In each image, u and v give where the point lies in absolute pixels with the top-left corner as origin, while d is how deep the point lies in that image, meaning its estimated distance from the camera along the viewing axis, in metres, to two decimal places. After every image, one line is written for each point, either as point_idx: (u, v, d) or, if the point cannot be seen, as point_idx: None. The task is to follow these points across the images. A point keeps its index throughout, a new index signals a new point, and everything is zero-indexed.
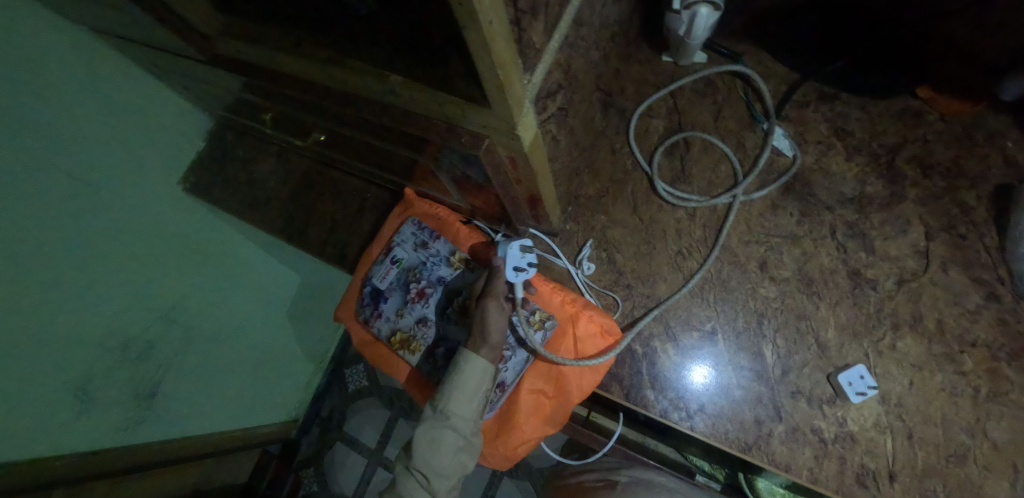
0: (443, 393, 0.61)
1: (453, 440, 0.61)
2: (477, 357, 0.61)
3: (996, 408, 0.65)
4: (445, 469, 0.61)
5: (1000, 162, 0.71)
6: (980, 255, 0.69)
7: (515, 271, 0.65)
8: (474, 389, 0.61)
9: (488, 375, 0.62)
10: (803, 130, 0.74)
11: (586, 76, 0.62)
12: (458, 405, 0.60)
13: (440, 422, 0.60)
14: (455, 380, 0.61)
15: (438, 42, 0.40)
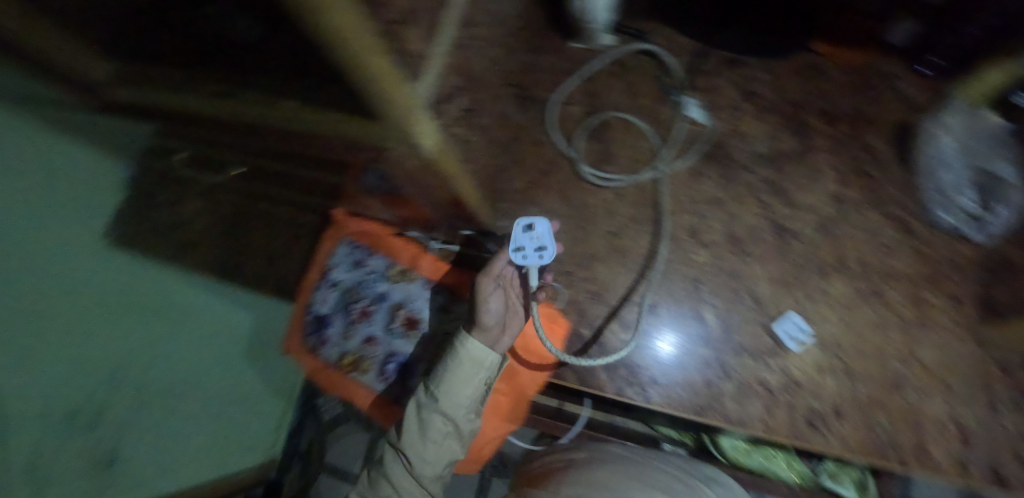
0: (438, 377, 0.66)
1: (441, 423, 0.66)
2: (473, 343, 0.65)
3: (922, 333, 0.69)
4: (431, 446, 0.67)
5: (897, 103, 0.75)
6: (890, 192, 0.73)
7: (519, 252, 0.65)
8: (468, 375, 0.65)
9: (485, 362, 0.65)
10: (714, 97, 0.77)
11: (489, 74, 0.62)
12: (447, 389, 0.65)
13: (430, 403, 0.66)
14: (449, 365, 0.65)
15: None
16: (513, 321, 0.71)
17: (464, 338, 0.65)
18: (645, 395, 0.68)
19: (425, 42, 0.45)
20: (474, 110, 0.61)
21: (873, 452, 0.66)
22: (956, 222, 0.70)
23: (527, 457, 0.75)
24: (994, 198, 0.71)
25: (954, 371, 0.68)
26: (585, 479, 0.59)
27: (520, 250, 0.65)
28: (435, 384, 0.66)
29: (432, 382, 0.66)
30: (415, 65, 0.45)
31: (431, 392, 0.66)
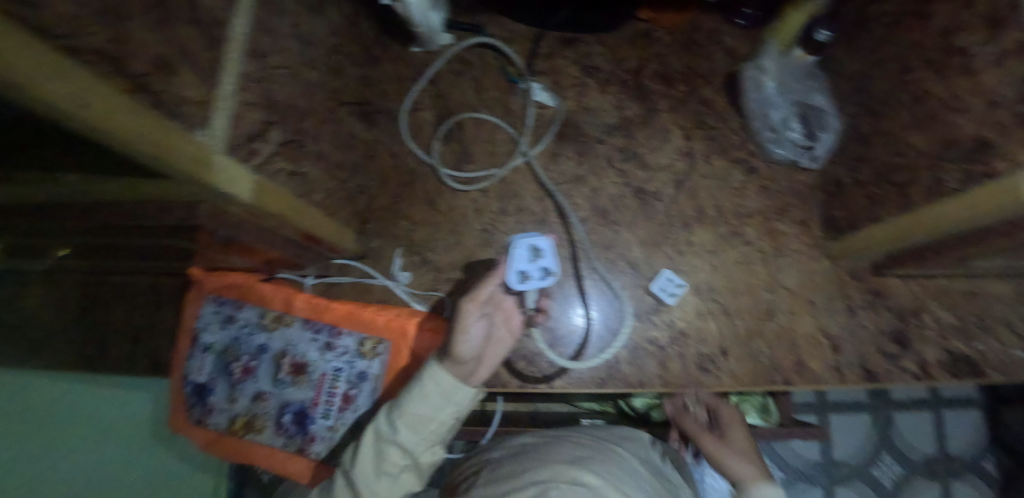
0: (401, 406, 0.55)
1: (394, 460, 0.56)
2: (444, 376, 0.55)
3: (783, 261, 0.75)
4: (382, 485, 0.56)
5: (721, 55, 0.81)
6: (730, 138, 0.78)
7: (519, 275, 0.63)
8: (435, 408, 0.55)
9: (456, 396, 0.56)
10: (557, 78, 0.79)
11: (312, 99, 0.61)
12: (411, 423, 0.55)
13: (388, 436, 0.55)
14: (414, 395, 0.55)
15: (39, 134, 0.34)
16: (494, 351, 0.62)
17: (433, 367, 0.55)
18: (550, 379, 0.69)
19: (200, 83, 0.43)
20: (302, 140, 0.59)
21: (763, 380, 0.71)
22: (789, 154, 0.76)
23: (457, 465, 0.72)
24: (817, 125, 0.75)
25: (815, 288, 0.74)
26: (497, 481, 0.56)
27: (525, 274, 0.63)
28: (398, 415, 0.55)
29: (392, 411, 0.56)
30: (190, 109, 0.42)
31: (389, 422, 0.56)
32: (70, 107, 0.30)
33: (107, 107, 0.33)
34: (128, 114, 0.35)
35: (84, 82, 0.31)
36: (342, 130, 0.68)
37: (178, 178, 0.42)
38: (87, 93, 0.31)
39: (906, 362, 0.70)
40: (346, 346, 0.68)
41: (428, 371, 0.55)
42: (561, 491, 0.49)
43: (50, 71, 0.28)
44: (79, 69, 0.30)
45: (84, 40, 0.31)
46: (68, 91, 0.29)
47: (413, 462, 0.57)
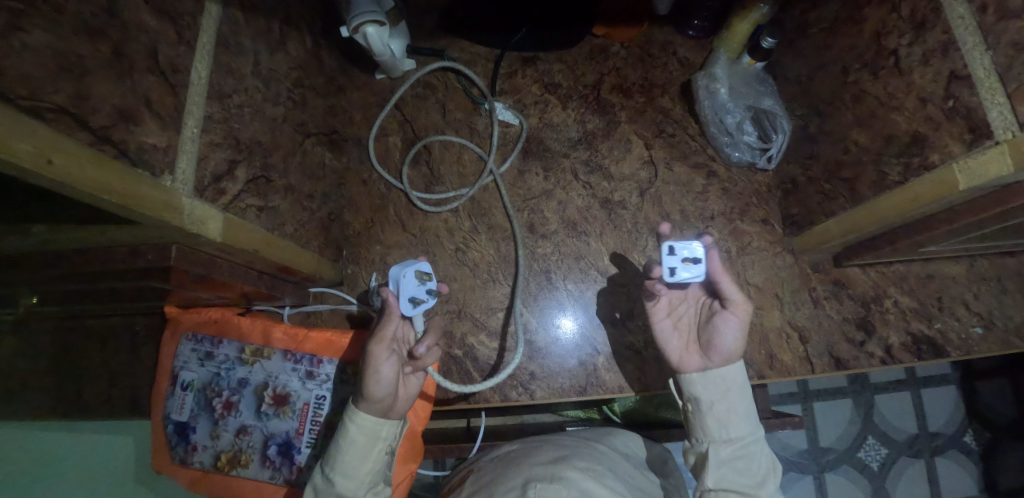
0: (330, 459, 0.56)
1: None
2: (366, 416, 0.56)
3: (748, 259, 0.78)
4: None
5: (675, 65, 0.84)
6: (690, 144, 0.82)
7: (412, 303, 0.59)
8: (367, 448, 0.56)
9: (380, 432, 0.56)
10: (519, 97, 0.82)
11: (278, 134, 0.62)
12: (346, 472, 0.55)
13: (327, 491, 0.55)
14: (342, 443, 0.55)
15: None
16: (412, 380, 0.60)
17: (353, 410, 0.56)
18: (527, 392, 0.71)
19: (163, 129, 0.44)
20: (270, 174, 0.60)
21: None
22: (746, 157, 0.79)
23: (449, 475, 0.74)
24: (769, 127, 0.79)
25: (780, 283, 0.77)
26: (483, 487, 0.59)
27: (413, 301, 0.59)
28: (331, 468, 0.55)
29: (325, 466, 0.56)
30: (154, 154, 0.43)
31: (325, 477, 0.56)
32: (33, 164, 0.31)
33: (70, 162, 0.34)
34: (92, 165, 0.36)
35: (47, 139, 0.32)
36: (310, 162, 0.69)
37: (147, 222, 0.43)
38: (49, 151, 0.32)
39: (872, 347, 0.73)
40: (327, 374, 0.68)
41: (349, 415, 0.56)
42: (539, 489, 0.52)
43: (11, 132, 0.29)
44: (39, 128, 0.32)
45: (44, 100, 0.32)
46: (30, 149, 0.30)
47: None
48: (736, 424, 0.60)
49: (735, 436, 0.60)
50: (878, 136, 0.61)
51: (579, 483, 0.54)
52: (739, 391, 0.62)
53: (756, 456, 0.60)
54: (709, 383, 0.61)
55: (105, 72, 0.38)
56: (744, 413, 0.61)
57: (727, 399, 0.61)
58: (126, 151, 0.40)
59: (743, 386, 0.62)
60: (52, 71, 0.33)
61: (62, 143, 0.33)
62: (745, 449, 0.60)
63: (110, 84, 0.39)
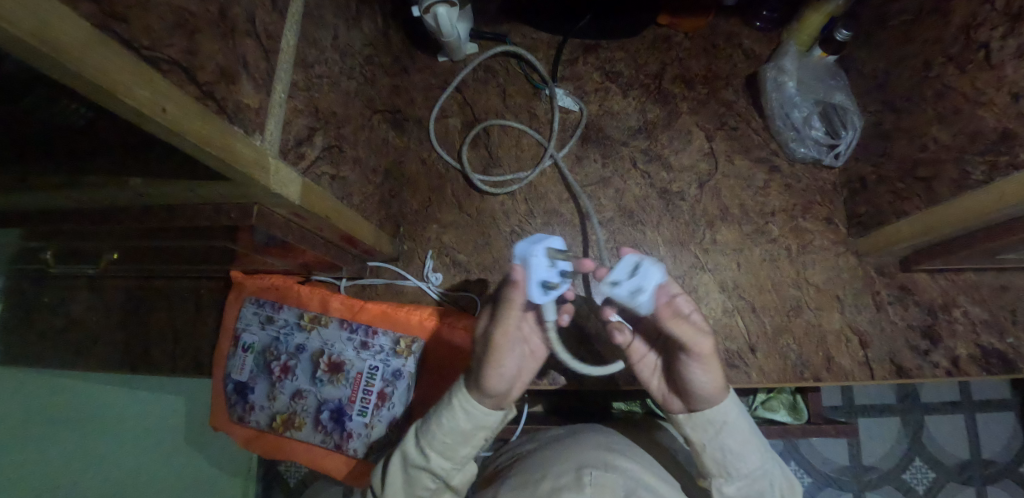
0: (427, 428, 0.53)
1: (427, 485, 0.53)
2: (472, 400, 0.51)
3: (810, 257, 0.75)
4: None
5: (741, 57, 0.82)
6: (752, 137, 0.80)
7: (544, 288, 0.43)
8: (463, 431, 0.52)
9: (486, 420, 0.52)
10: (580, 84, 0.82)
11: (350, 108, 0.64)
12: (440, 449, 0.52)
13: (417, 461, 0.53)
14: (442, 419, 0.52)
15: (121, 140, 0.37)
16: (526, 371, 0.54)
17: (459, 385, 0.53)
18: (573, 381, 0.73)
19: (256, 92, 0.45)
20: (342, 145, 0.63)
21: (793, 378, 0.71)
22: (812, 153, 0.76)
23: (488, 460, 0.74)
24: (839, 123, 0.75)
25: (843, 285, 0.74)
26: (530, 467, 0.57)
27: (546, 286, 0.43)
28: (425, 440, 0.53)
29: (419, 434, 0.54)
30: (248, 115, 0.44)
31: (418, 446, 0.53)
32: (151, 111, 0.31)
33: (181, 113, 0.34)
34: (199, 119, 0.36)
35: (162, 89, 0.32)
36: (377, 136, 0.72)
37: (238, 181, 0.44)
38: (165, 99, 0.32)
39: (938, 358, 0.68)
40: (381, 345, 0.70)
41: (453, 390, 0.53)
42: (594, 478, 0.50)
43: (130, 78, 0.29)
44: (156, 77, 0.32)
45: (160, 51, 0.33)
46: (149, 97, 0.30)
47: (444, 486, 0.54)
48: (740, 462, 0.52)
49: (743, 473, 0.52)
50: (963, 133, 0.57)
51: (632, 477, 0.52)
52: (736, 425, 0.52)
53: (766, 484, 0.53)
54: (703, 423, 0.52)
55: (212, 32, 0.38)
56: (747, 448, 0.52)
57: (723, 439, 0.52)
58: (225, 109, 0.40)
59: (740, 416, 0.52)
60: (169, 25, 0.34)
61: (176, 94, 0.33)
62: (756, 484, 0.53)
63: (217, 43, 0.39)
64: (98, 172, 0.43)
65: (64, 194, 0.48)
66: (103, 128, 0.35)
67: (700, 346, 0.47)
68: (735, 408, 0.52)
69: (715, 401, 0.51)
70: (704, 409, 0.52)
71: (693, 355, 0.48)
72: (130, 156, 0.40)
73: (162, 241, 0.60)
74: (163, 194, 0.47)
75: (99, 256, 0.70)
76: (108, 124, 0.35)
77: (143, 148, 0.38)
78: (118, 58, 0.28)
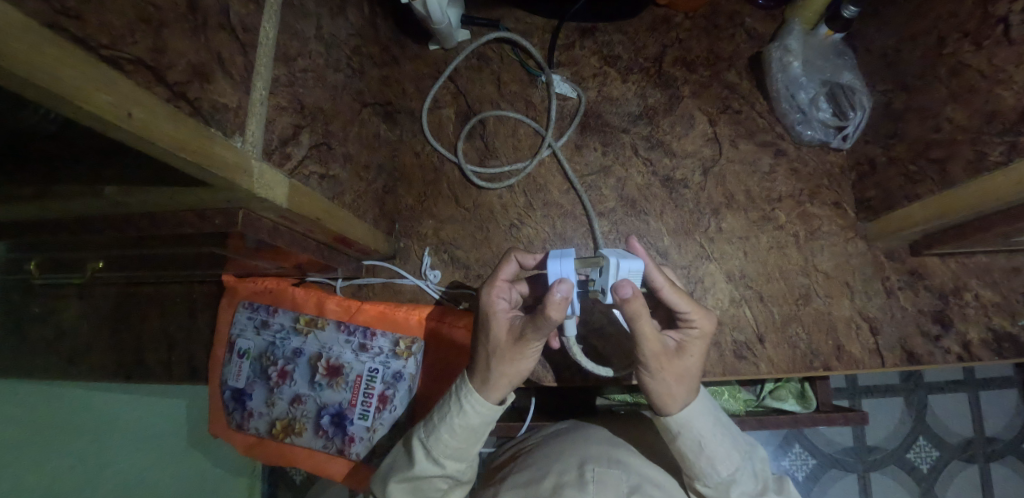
0: (436, 436, 0.50)
1: (439, 486, 0.52)
2: (484, 402, 0.49)
3: (818, 243, 0.73)
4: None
5: (744, 37, 0.79)
6: (757, 121, 0.77)
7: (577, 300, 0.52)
8: (476, 431, 0.50)
9: (493, 418, 0.51)
10: (577, 69, 0.79)
11: (337, 102, 0.61)
12: (452, 451, 0.50)
13: (429, 469, 0.51)
14: (454, 426, 0.50)
15: (90, 145, 0.34)
16: None
17: (466, 390, 0.50)
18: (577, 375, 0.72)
19: (234, 90, 0.42)
20: (330, 141, 0.60)
21: (802, 366, 0.70)
22: (819, 136, 0.73)
23: (492, 457, 0.71)
24: (847, 103, 0.72)
25: (852, 271, 0.72)
26: (527, 464, 0.53)
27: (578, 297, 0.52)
28: (438, 449, 0.50)
29: (427, 444, 0.51)
30: (227, 115, 0.41)
31: (429, 456, 0.51)
32: (114, 117, 0.28)
33: (150, 118, 0.31)
34: (171, 124, 0.33)
35: (126, 91, 0.29)
36: (367, 131, 0.69)
37: (219, 185, 0.41)
38: (130, 103, 0.29)
39: (950, 343, 0.67)
40: (380, 347, 0.68)
41: (459, 395, 0.50)
42: (597, 473, 0.47)
43: (89, 81, 0.26)
44: (120, 79, 0.29)
45: (123, 50, 0.30)
46: (112, 101, 0.28)
47: (456, 483, 0.53)
48: (700, 466, 0.49)
49: (707, 476, 0.49)
50: (978, 112, 0.55)
51: (636, 469, 0.49)
52: (696, 431, 0.49)
53: (745, 491, 0.49)
54: (663, 426, 0.50)
55: (180, 26, 0.35)
56: (713, 456, 0.49)
57: (680, 444, 0.50)
58: (201, 110, 0.37)
59: (703, 420, 0.49)
60: (131, 21, 0.31)
61: (145, 97, 0.31)
62: (731, 492, 0.49)
63: (186, 39, 0.36)
64: (72, 181, 0.40)
65: (39, 205, 0.46)
66: (73, 134, 0.33)
67: (648, 350, 0.47)
68: (696, 413, 0.49)
69: (667, 412, 0.49)
70: (664, 416, 0.49)
71: (643, 358, 0.47)
72: (102, 162, 0.37)
73: (148, 249, 0.57)
74: (142, 201, 0.44)
75: (84, 264, 0.67)
76: (73, 129, 0.32)
77: (115, 154, 0.36)
78: (72, 59, 0.25)
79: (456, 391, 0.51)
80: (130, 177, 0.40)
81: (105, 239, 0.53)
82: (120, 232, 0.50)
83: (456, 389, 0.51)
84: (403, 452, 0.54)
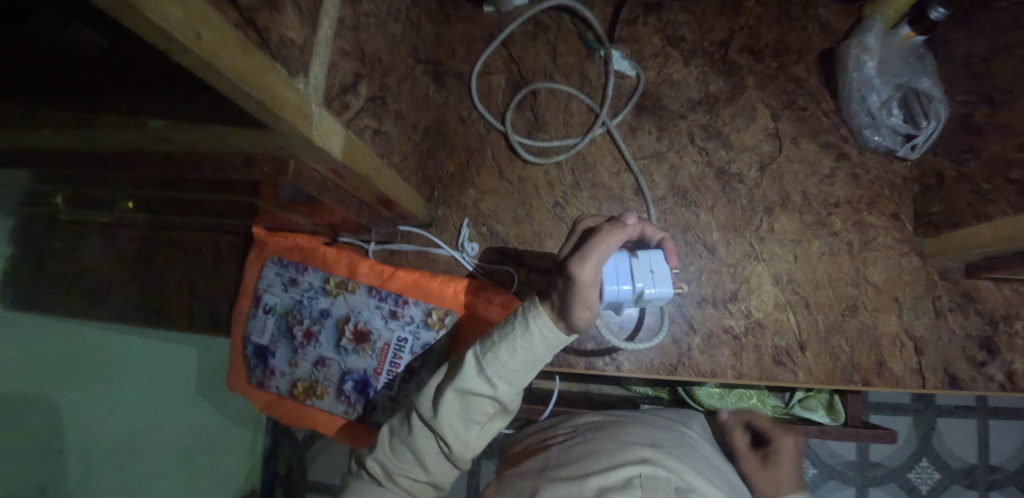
0: (496, 357, 0.43)
1: (486, 413, 0.45)
2: (554, 326, 0.43)
3: (871, 255, 0.70)
4: (473, 440, 0.45)
5: (818, 30, 0.74)
6: (822, 120, 0.73)
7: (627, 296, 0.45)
8: (539, 358, 0.44)
9: (557, 345, 0.44)
10: (638, 47, 0.75)
11: (392, 56, 0.57)
12: (510, 376, 0.44)
13: (482, 391, 0.44)
14: (516, 347, 0.43)
15: (148, 68, 0.30)
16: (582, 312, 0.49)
17: (536, 311, 0.43)
18: (636, 335, 0.70)
19: (301, 25, 0.37)
20: (384, 96, 0.57)
21: (840, 379, 0.67)
22: (887, 142, 0.69)
23: (513, 439, 0.70)
24: (920, 111, 0.68)
25: (903, 287, 0.69)
26: (567, 461, 0.50)
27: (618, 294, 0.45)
28: (494, 370, 0.43)
29: (483, 364, 0.44)
30: (292, 52, 0.36)
31: (483, 377, 0.44)
32: (183, 35, 0.24)
33: (218, 42, 0.27)
34: (236, 52, 0.28)
35: (199, 9, 0.25)
36: (416, 90, 0.66)
37: (276, 129, 0.37)
38: (200, 22, 0.25)
39: (994, 371, 0.65)
40: (411, 316, 0.66)
41: (525, 316, 0.44)
42: (644, 480, 0.43)
43: None
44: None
45: None
46: (181, 18, 0.23)
47: (501, 412, 0.46)
48: None
49: None
50: None
51: (687, 477, 0.46)
52: None
53: None
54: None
55: None
56: None
57: None
58: (268, 42, 0.33)
59: None
60: None
61: (217, 20, 0.26)
62: None
63: None
64: (115, 110, 0.37)
65: (78, 135, 0.42)
66: (127, 53, 0.29)
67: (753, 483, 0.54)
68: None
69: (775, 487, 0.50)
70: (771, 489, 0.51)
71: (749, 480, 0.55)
72: (155, 90, 0.33)
73: (185, 193, 0.55)
74: (187, 139, 0.40)
75: (112, 203, 0.65)
76: (129, 47, 0.28)
77: (170, 81, 0.32)
78: None
79: (522, 311, 0.44)
80: (182, 114, 0.36)
81: (141, 177, 0.50)
82: (160, 171, 0.47)
83: (522, 309, 0.44)
84: (449, 368, 0.46)
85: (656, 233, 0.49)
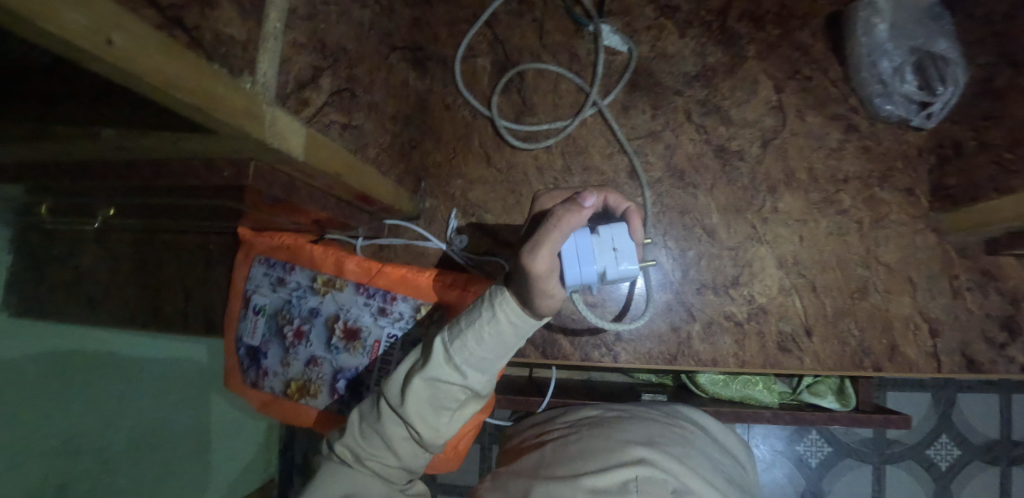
0: (463, 344, 0.43)
1: (455, 399, 0.44)
2: (523, 315, 0.42)
3: (883, 233, 0.66)
4: (442, 426, 0.45)
5: None
6: (830, 90, 0.68)
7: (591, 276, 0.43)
8: (507, 344, 0.43)
9: (526, 332, 0.44)
10: (629, 20, 0.70)
11: (361, 46, 0.55)
12: (477, 362, 0.43)
13: (449, 377, 0.43)
14: (483, 335, 0.42)
15: (69, 73, 0.28)
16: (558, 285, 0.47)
17: (503, 297, 0.42)
18: (623, 316, 0.68)
19: (241, 19, 0.34)
20: (355, 88, 0.54)
21: (849, 365, 0.64)
22: (900, 112, 0.64)
23: (511, 433, 0.69)
24: (937, 77, 0.63)
25: (917, 266, 0.65)
26: (561, 459, 0.50)
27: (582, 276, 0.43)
28: (461, 357, 0.43)
29: (450, 351, 0.43)
30: (233, 50, 0.33)
31: (450, 363, 0.43)
32: (91, 45, 0.21)
33: (135, 47, 0.23)
34: (161, 55, 0.25)
35: (109, 12, 0.22)
36: (393, 79, 0.63)
37: (228, 134, 0.34)
38: (107, 26, 0.21)
39: (1015, 352, 0.61)
40: (401, 312, 0.64)
41: (492, 302, 0.43)
42: (640, 484, 0.43)
43: None
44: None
45: None
46: (85, 25, 0.20)
47: (473, 397, 0.46)
48: None
49: None
50: None
51: (683, 479, 0.45)
52: None
53: None
54: None
55: None
56: None
57: None
58: (201, 44, 0.29)
59: None
60: None
61: (132, 23, 0.23)
62: None
63: None
64: (59, 121, 0.34)
65: (34, 147, 0.41)
66: (63, 69, 0.27)
67: None
68: None
69: None
70: None
71: None
72: (94, 102, 0.31)
73: (159, 198, 0.53)
74: (140, 146, 0.38)
75: (94, 210, 0.64)
76: (48, 60, 0.25)
77: (107, 93, 0.29)
78: None
79: (489, 296, 0.43)
80: (126, 121, 0.34)
81: (109, 185, 0.49)
82: (125, 178, 0.46)
83: (489, 294, 0.43)
84: (419, 353, 0.46)
85: (622, 203, 0.49)
